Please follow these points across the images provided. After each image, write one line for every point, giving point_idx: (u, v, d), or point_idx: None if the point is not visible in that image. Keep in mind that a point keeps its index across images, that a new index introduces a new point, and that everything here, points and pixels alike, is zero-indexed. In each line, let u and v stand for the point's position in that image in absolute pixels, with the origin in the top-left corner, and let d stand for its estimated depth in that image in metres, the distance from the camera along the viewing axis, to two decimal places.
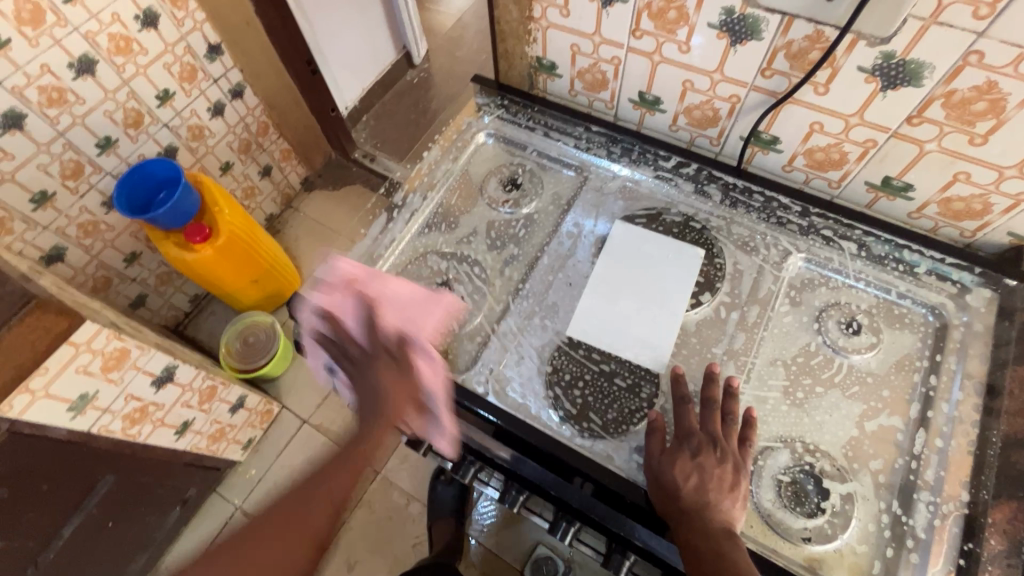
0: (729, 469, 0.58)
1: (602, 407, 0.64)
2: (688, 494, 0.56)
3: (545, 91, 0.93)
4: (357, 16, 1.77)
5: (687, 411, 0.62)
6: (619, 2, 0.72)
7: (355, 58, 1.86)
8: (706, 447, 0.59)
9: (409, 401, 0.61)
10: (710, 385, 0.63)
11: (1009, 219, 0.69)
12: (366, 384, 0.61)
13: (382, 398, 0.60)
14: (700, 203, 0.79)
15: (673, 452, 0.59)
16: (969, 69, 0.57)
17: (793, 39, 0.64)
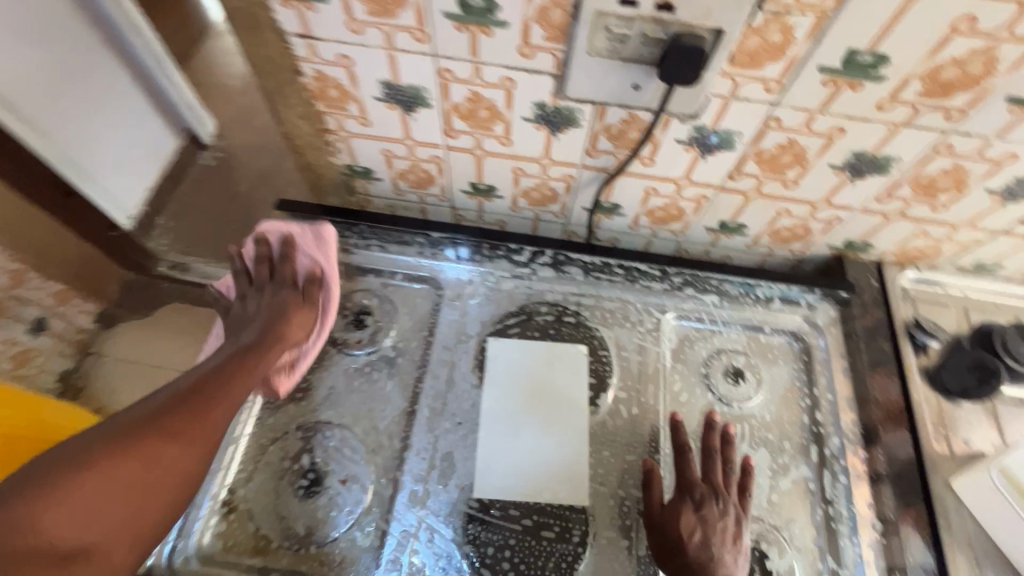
0: (732, 511, 0.58)
1: (550, 546, 0.58)
2: (694, 549, 0.55)
3: (367, 196, 0.82)
4: (110, 103, 1.38)
5: (685, 459, 0.61)
6: (423, 107, 0.64)
7: (122, 150, 1.42)
8: (708, 498, 0.58)
9: (296, 325, 0.65)
10: (709, 433, 0.62)
11: (827, 237, 0.75)
12: (257, 307, 0.67)
13: (281, 316, 0.64)
14: (566, 287, 0.75)
15: (674, 506, 0.58)
16: (772, 131, 0.59)
17: (610, 122, 0.62)
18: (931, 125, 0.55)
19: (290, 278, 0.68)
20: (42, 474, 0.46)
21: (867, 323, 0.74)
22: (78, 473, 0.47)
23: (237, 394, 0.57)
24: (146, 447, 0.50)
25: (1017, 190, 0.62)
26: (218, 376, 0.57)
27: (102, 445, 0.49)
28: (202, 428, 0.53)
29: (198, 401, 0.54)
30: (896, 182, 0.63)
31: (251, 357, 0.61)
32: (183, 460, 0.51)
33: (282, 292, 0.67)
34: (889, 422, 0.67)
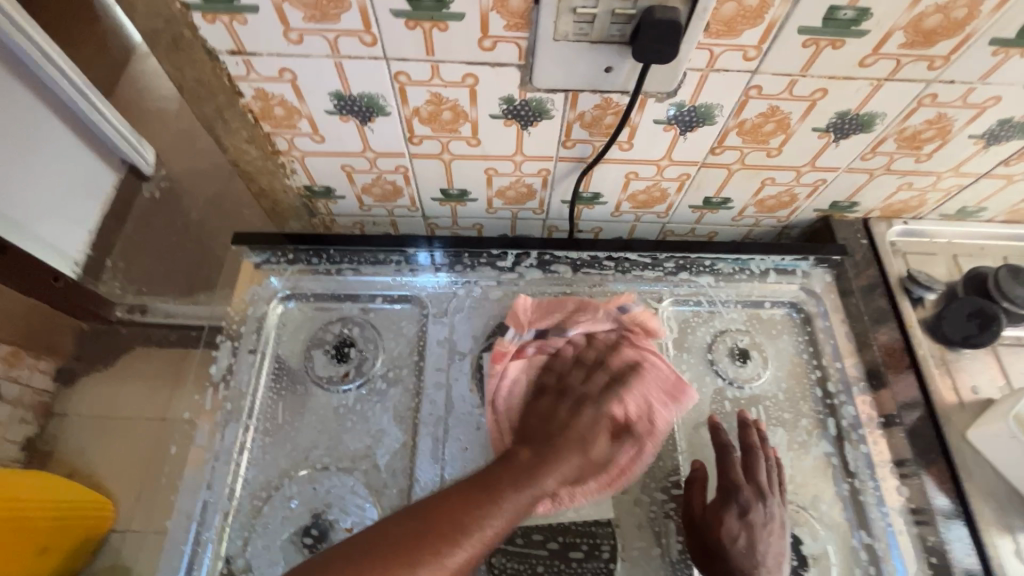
0: (775, 512, 0.56)
1: (580, 566, 0.55)
2: (737, 555, 0.54)
3: (331, 215, 0.77)
4: (51, 144, 0.99)
5: (728, 460, 0.59)
6: (380, 116, 0.59)
7: (71, 187, 1.04)
8: (754, 501, 0.56)
9: (602, 431, 0.58)
10: (745, 430, 0.61)
11: (812, 200, 0.73)
12: (590, 401, 0.59)
13: (546, 422, 0.58)
14: (556, 288, 0.71)
15: (718, 510, 0.56)
16: (753, 101, 0.57)
17: (583, 110, 0.58)
18: (915, 76, 0.53)
19: (598, 360, 0.63)
20: (361, 554, 0.45)
21: (862, 282, 0.73)
22: (406, 568, 0.45)
23: (529, 483, 0.53)
24: (439, 547, 0.46)
25: (1000, 132, 0.60)
26: (474, 481, 0.52)
27: (412, 530, 0.47)
28: (451, 549, 0.47)
29: (464, 496, 0.51)
30: (879, 138, 0.62)
31: (505, 483, 0.52)
32: (462, 543, 0.47)
33: (609, 369, 0.63)
34: (898, 381, 0.66)
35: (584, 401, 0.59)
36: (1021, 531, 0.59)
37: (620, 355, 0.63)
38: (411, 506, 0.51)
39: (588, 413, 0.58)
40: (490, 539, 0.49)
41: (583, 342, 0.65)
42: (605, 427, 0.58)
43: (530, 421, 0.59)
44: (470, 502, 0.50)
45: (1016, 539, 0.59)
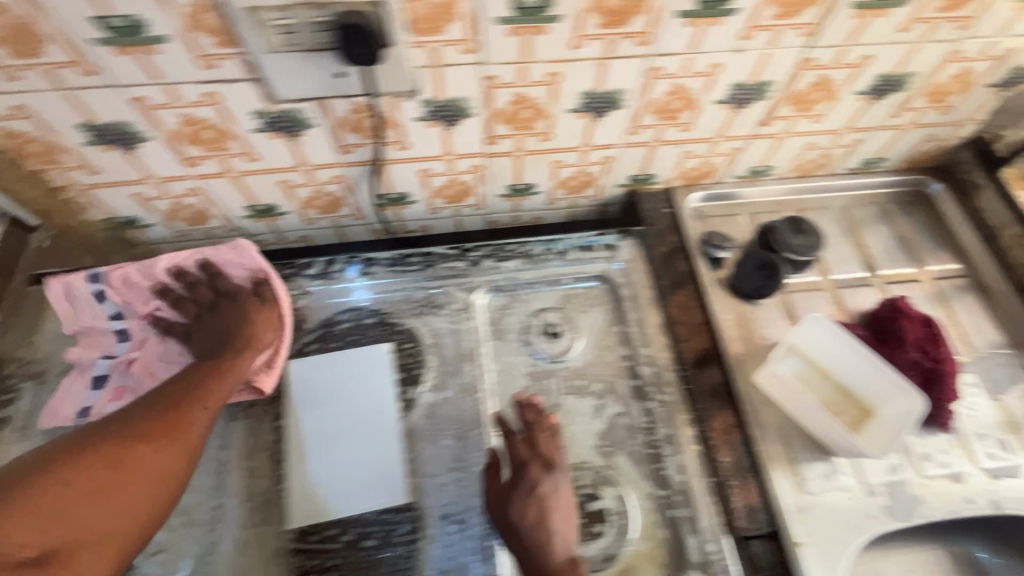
0: (562, 484, 0.58)
1: (378, 553, 0.57)
2: (529, 528, 0.56)
3: (152, 244, 0.77)
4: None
5: (514, 443, 0.61)
6: (142, 142, 0.60)
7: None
8: (541, 475, 0.58)
9: (244, 337, 0.64)
10: (525, 408, 0.63)
11: (611, 176, 0.77)
12: (229, 315, 0.66)
13: (222, 330, 0.65)
14: (368, 289, 0.72)
15: (507, 491, 0.58)
16: (497, 90, 0.60)
17: (341, 115, 0.60)
18: (631, 52, 0.57)
19: (231, 287, 0.68)
20: (115, 435, 0.54)
21: (665, 248, 0.77)
22: (152, 451, 0.54)
23: (247, 353, 0.62)
24: (175, 439, 0.56)
25: (740, 96, 0.65)
26: (195, 388, 0.59)
27: (136, 436, 0.54)
28: (194, 416, 0.57)
29: (172, 413, 0.57)
30: (635, 112, 0.65)
31: (225, 356, 0.62)
32: (189, 428, 0.57)
33: (237, 301, 0.67)
34: (693, 338, 0.70)
35: (230, 299, 0.68)
36: (802, 463, 0.63)
37: (262, 313, 0.66)
38: (145, 400, 0.58)
39: (255, 316, 0.65)
40: (214, 408, 0.59)
41: (207, 270, 0.69)
42: (269, 314, 0.66)
43: (206, 341, 0.65)
44: (129, 419, 0.56)
45: (795, 471, 0.63)
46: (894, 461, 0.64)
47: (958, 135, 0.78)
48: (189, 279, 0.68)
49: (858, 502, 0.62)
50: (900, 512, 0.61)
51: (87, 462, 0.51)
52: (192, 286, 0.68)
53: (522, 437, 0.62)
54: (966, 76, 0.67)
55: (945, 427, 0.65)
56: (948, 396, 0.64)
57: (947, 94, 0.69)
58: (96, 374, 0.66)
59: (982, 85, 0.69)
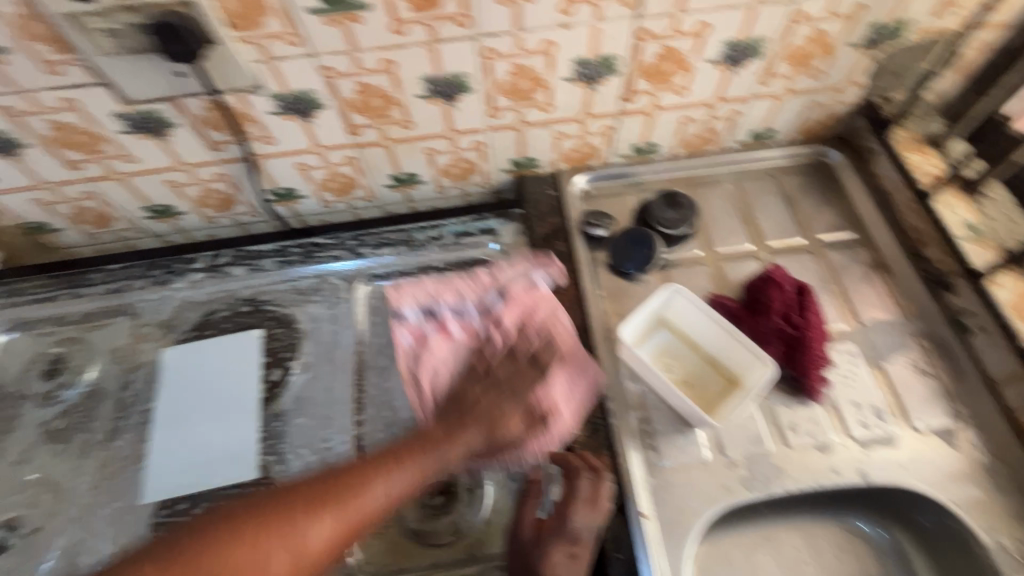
0: (586, 535, 0.55)
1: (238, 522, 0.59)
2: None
3: (69, 248, 0.83)
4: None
5: (576, 486, 0.57)
6: (22, 148, 0.65)
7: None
8: (581, 522, 0.55)
9: (521, 413, 0.59)
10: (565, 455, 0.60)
11: (491, 162, 0.79)
12: (506, 398, 0.60)
13: (495, 412, 0.59)
14: (255, 280, 0.76)
15: (545, 537, 0.55)
16: (339, 80, 0.62)
17: (198, 114, 0.64)
18: (456, 35, 0.59)
19: (523, 361, 0.63)
20: (227, 519, 0.44)
21: (546, 229, 0.78)
22: (303, 517, 0.45)
23: (452, 441, 0.56)
24: (348, 504, 0.47)
25: (588, 72, 0.66)
26: (424, 434, 0.56)
27: (336, 476, 0.49)
28: (379, 478, 0.50)
29: (388, 461, 0.52)
30: (487, 94, 0.67)
31: (453, 432, 0.57)
32: (367, 491, 0.48)
33: (536, 367, 0.62)
34: None
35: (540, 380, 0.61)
36: (659, 437, 0.62)
37: (543, 360, 0.63)
38: (331, 469, 0.50)
39: (507, 409, 0.59)
40: (422, 478, 0.53)
41: (542, 337, 0.65)
42: (528, 419, 0.60)
43: (450, 412, 0.60)
44: (359, 474, 0.50)
45: (652, 444, 0.62)
46: (758, 431, 0.63)
47: (843, 101, 0.76)
48: (525, 318, 0.66)
49: (713, 474, 0.61)
50: (758, 483, 0.60)
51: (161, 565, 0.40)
52: (512, 352, 0.64)
53: (588, 489, 0.57)
54: (822, 37, 0.66)
55: (815, 397, 0.63)
56: (814, 362, 0.63)
57: (809, 58, 0.68)
58: (400, 310, 0.69)
59: (844, 46, 0.67)
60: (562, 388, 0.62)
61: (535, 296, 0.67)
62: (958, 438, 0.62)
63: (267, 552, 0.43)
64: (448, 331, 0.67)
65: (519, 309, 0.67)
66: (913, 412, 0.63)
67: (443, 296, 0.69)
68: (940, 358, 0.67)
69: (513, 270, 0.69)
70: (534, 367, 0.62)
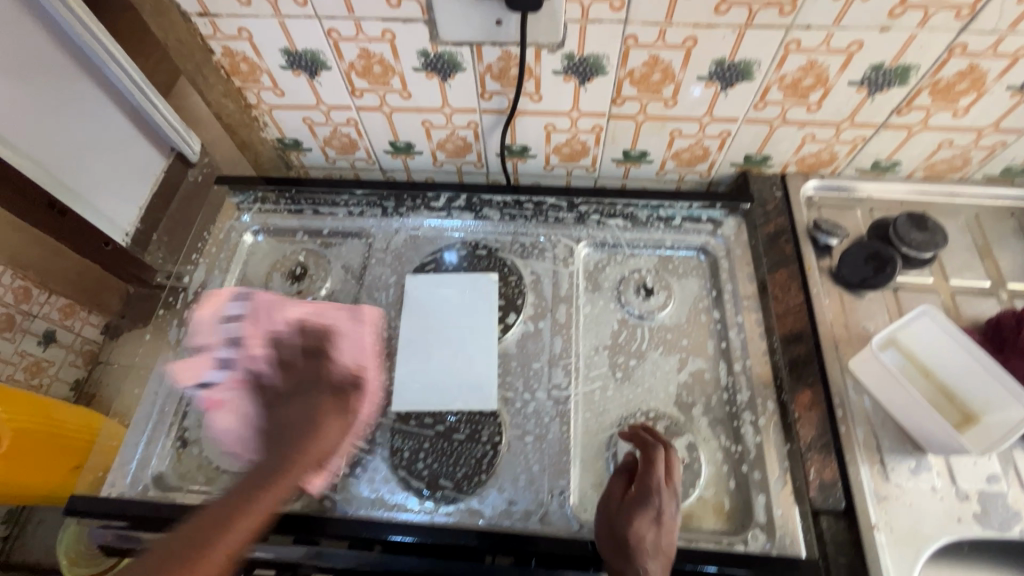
0: (669, 507, 0.56)
1: (468, 448, 0.63)
2: (648, 548, 0.53)
3: (305, 167, 0.90)
4: None
5: (653, 460, 0.58)
6: (324, 70, 0.71)
7: None
8: (665, 499, 0.56)
9: (614, 558, 0.54)
10: (639, 433, 0.61)
11: (725, 153, 0.79)
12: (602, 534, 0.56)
13: (280, 422, 0.56)
14: (483, 228, 0.81)
15: (632, 506, 0.56)
16: (634, 50, 0.65)
17: (489, 62, 0.68)
18: (771, 23, 0.60)
19: (631, 495, 0.57)
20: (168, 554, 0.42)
21: (771, 228, 0.78)
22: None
23: (280, 478, 0.50)
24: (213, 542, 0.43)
25: (877, 79, 0.65)
26: (275, 471, 0.50)
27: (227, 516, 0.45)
28: (248, 513, 0.46)
29: (258, 487, 0.48)
30: (764, 86, 0.68)
31: (276, 461, 0.51)
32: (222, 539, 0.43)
33: (621, 506, 0.57)
34: (788, 316, 0.71)
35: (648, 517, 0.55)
36: (887, 454, 0.62)
37: (649, 475, 0.57)
38: (230, 493, 0.47)
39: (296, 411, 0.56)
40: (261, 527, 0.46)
41: (645, 444, 0.60)
42: (621, 523, 0.55)
43: (272, 436, 0.55)
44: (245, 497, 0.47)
45: (879, 459, 0.62)
46: (994, 470, 0.61)
47: None
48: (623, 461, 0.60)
49: (944, 502, 0.60)
50: (993, 521, 0.59)
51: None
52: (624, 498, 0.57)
53: (664, 462, 0.58)
54: None
55: None
56: None
57: None
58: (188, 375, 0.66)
59: None
60: (666, 495, 0.56)
61: (657, 461, 0.58)
62: None
63: None
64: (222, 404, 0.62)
65: (639, 442, 0.61)
66: None
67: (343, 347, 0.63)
68: None
69: (649, 442, 0.60)
70: (317, 357, 0.60)
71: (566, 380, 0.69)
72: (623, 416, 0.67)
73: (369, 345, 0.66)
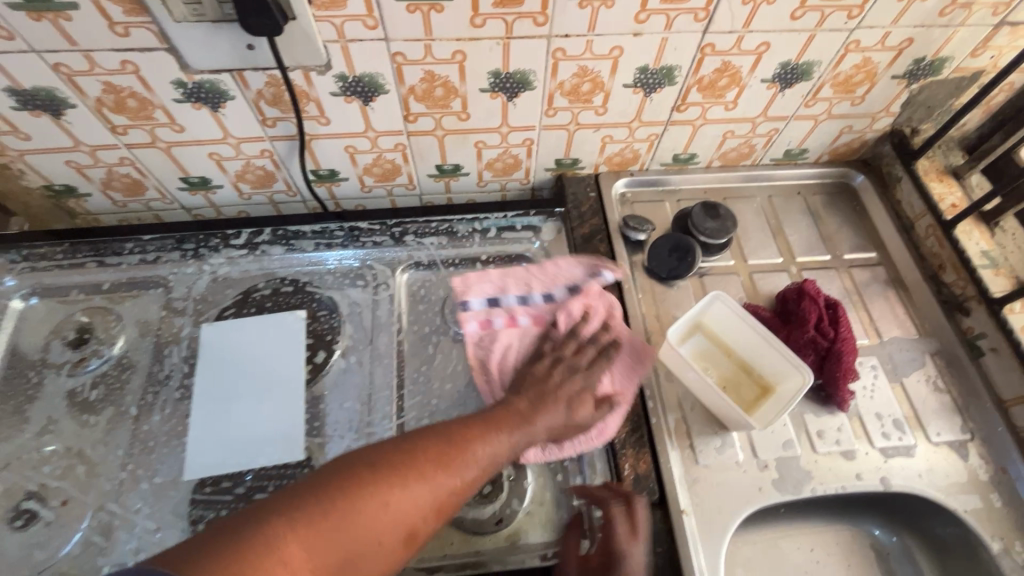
0: (637, 567, 0.54)
1: None
2: None
3: (92, 214, 0.81)
4: None
5: (612, 519, 0.56)
6: (68, 108, 0.63)
7: None
8: (629, 557, 0.54)
9: None
10: (596, 490, 0.59)
11: (535, 159, 0.80)
12: None
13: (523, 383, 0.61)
14: (295, 260, 0.76)
15: (595, 570, 0.54)
16: (406, 67, 0.63)
17: (258, 88, 0.63)
18: (530, 33, 0.60)
19: (591, 559, 0.55)
20: (289, 500, 0.44)
21: (586, 229, 0.79)
22: (337, 514, 0.44)
23: (485, 437, 0.54)
24: (444, 471, 0.50)
25: (647, 80, 0.67)
26: (490, 415, 0.57)
27: (369, 468, 0.48)
28: (462, 457, 0.52)
29: (466, 432, 0.54)
30: (547, 94, 0.68)
31: (509, 413, 0.58)
32: (461, 471, 0.51)
33: (583, 573, 0.55)
34: (603, 315, 0.72)
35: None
36: (695, 437, 0.65)
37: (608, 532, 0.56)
38: (401, 437, 0.52)
39: (573, 386, 0.61)
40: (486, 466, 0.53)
41: (598, 497, 0.58)
42: None
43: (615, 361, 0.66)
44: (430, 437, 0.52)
45: (689, 444, 0.65)
46: (789, 436, 0.66)
47: (874, 128, 0.80)
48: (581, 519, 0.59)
49: (747, 474, 0.64)
50: (788, 485, 0.63)
51: (267, 558, 0.40)
52: (587, 559, 0.56)
53: (626, 518, 0.56)
54: (868, 66, 0.69)
55: (842, 406, 0.67)
56: (845, 374, 0.66)
57: (854, 85, 0.72)
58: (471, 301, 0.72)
59: (887, 76, 0.71)
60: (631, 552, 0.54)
61: (614, 517, 0.56)
62: (970, 451, 0.67)
63: (386, 507, 0.46)
64: (516, 322, 0.71)
65: (590, 494, 0.59)
66: (930, 425, 0.68)
67: (562, 278, 0.73)
68: (954, 376, 0.71)
69: (608, 494, 0.58)
70: (534, 364, 0.63)
71: (387, 413, 0.66)
72: None
73: (608, 300, 0.71)
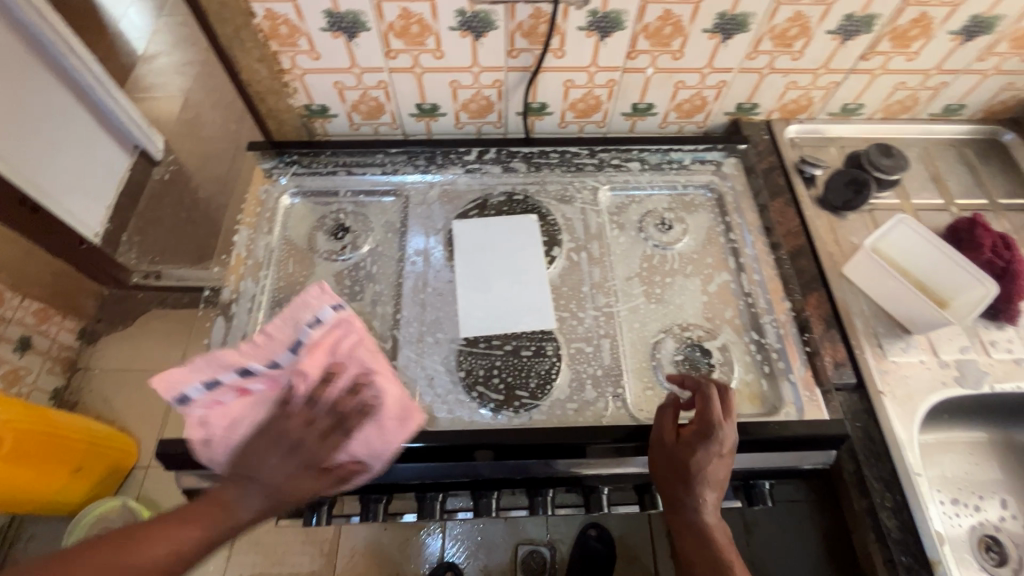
0: (731, 438, 0.59)
1: (535, 364, 0.70)
2: (711, 486, 0.58)
3: (327, 135, 0.93)
4: None
5: (709, 397, 0.61)
6: (363, 31, 0.76)
7: None
8: (723, 442, 0.58)
9: (669, 480, 0.59)
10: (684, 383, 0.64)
11: (720, 102, 0.89)
12: (674, 468, 0.59)
13: (258, 473, 0.55)
14: (514, 179, 0.87)
15: (693, 440, 0.59)
16: (650, 5, 0.73)
17: (521, 20, 0.75)
18: None
19: (686, 437, 0.59)
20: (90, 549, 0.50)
21: (764, 165, 0.89)
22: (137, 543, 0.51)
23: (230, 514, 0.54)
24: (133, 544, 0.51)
25: (849, 28, 0.77)
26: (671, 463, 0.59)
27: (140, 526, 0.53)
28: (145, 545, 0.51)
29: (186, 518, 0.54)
30: (757, 37, 0.78)
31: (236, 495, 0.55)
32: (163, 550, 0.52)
33: (685, 443, 0.59)
34: (789, 236, 0.82)
35: (707, 450, 0.58)
36: (882, 338, 0.75)
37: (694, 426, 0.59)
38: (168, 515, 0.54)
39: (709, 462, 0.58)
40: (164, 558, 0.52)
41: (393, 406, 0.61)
42: (698, 455, 0.58)
43: None
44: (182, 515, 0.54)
45: (878, 343, 0.74)
46: (964, 342, 0.75)
47: None
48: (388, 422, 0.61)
49: (932, 370, 0.73)
50: (970, 381, 0.72)
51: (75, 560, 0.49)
52: (688, 433, 0.60)
53: (720, 398, 0.61)
54: None
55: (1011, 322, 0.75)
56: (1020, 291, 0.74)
57: None
58: None
59: None
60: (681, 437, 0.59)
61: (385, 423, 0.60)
62: None
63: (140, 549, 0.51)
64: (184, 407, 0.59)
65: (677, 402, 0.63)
66: None
67: None
68: None
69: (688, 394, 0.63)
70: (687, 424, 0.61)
71: (609, 303, 0.76)
72: (663, 329, 0.75)
73: None
